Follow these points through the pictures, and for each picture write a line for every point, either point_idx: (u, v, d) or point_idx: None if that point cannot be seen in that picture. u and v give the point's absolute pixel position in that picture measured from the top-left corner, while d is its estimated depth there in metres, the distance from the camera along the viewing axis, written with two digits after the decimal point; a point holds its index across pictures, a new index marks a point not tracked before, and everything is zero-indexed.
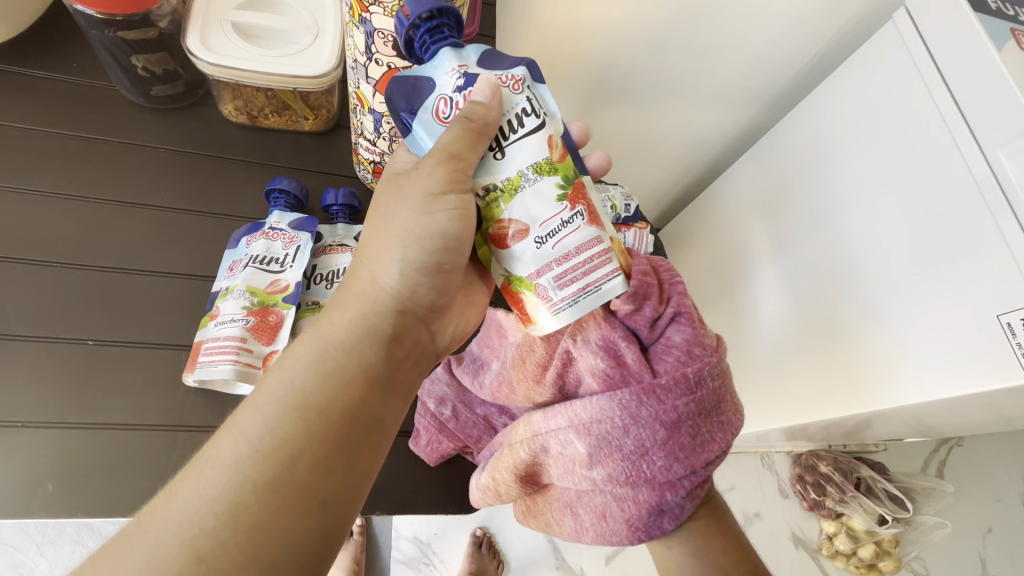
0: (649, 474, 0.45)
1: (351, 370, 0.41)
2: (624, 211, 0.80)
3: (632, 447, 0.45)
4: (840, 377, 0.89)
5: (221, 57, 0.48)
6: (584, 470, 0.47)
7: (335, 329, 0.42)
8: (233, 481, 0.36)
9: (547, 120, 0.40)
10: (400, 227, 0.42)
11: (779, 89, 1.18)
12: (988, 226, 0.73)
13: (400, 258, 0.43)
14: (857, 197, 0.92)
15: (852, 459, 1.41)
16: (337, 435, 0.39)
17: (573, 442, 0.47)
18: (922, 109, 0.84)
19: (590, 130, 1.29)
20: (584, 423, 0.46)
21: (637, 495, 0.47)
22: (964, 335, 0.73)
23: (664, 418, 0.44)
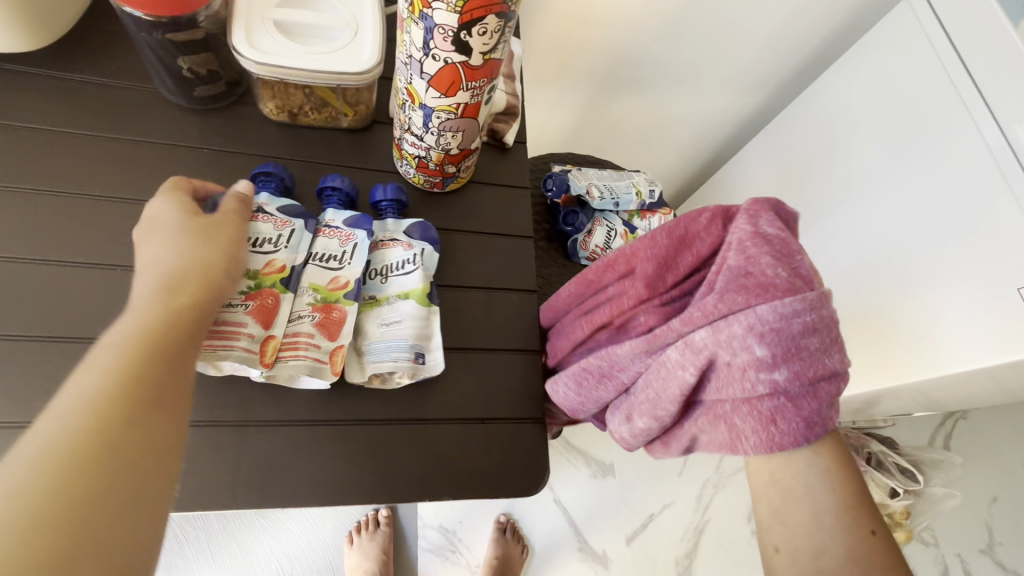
0: (805, 348, 0.43)
1: (152, 333, 0.38)
2: (649, 197, 0.81)
3: (796, 328, 0.43)
4: (861, 353, 0.90)
5: (267, 55, 0.48)
6: (759, 374, 0.43)
7: (122, 323, 0.39)
8: (51, 439, 0.31)
9: (282, 250, 0.51)
10: (185, 231, 0.46)
11: (788, 72, 1.20)
12: (1007, 198, 0.74)
13: (165, 253, 0.45)
14: (872, 178, 0.93)
15: (862, 434, 1.43)
16: (143, 388, 0.35)
17: (768, 374, 0.43)
18: (936, 86, 0.85)
19: (602, 117, 1.30)
20: (770, 327, 0.43)
21: (816, 392, 0.44)
22: (987, 305, 0.74)
23: (831, 320, 0.44)
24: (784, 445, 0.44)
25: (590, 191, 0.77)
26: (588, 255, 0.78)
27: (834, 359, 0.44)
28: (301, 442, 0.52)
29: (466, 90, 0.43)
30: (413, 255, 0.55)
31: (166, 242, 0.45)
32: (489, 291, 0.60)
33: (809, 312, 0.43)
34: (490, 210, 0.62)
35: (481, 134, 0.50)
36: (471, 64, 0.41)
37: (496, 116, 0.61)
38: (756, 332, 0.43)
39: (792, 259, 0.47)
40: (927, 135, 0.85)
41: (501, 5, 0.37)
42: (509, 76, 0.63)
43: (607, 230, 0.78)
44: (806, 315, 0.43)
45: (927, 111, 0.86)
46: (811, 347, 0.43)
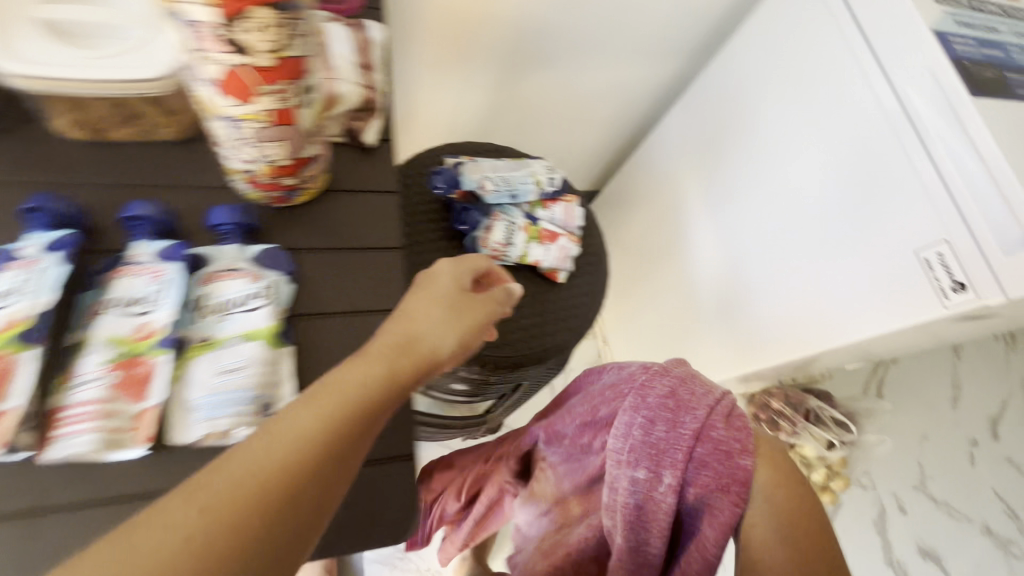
0: (660, 443, 0.50)
1: (379, 401, 0.34)
2: (549, 186, 0.77)
3: (637, 438, 0.51)
4: (786, 324, 0.91)
5: (31, 63, 0.39)
6: (658, 487, 0.49)
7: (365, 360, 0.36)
8: (301, 434, 0.30)
9: (24, 296, 0.37)
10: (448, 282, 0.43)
11: (697, 39, 1.17)
12: (901, 160, 0.74)
13: (444, 292, 0.42)
14: (783, 143, 0.92)
15: (801, 391, 1.35)
16: (331, 473, 0.31)
17: (659, 478, 0.49)
18: (833, 46, 0.83)
19: (514, 97, 1.24)
20: (623, 445, 0.52)
21: (704, 463, 0.48)
22: (889, 272, 0.75)
23: (664, 392, 0.52)
24: (728, 519, 0.47)
25: (483, 184, 0.71)
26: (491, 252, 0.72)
27: (691, 417, 0.50)
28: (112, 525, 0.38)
29: (265, 95, 0.36)
30: (261, 288, 0.44)
31: (438, 304, 0.41)
32: (349, 315, 0.48)
33: (639, 417, 0.52)
34: (348, 216, 0.51)
35: (310, 140, 0.44)
36: (260, 65, 0.34)
37: (350, 114, 0.54)
38: (624, 460, 0.51)
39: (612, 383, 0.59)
40: (831, 96, 0.83)
41: None
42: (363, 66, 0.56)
43: (507, 225, 0.74)
44: (636, 418, 0.52)
45: (828, 73, 0.84)
46: (662, 435, 0.50)
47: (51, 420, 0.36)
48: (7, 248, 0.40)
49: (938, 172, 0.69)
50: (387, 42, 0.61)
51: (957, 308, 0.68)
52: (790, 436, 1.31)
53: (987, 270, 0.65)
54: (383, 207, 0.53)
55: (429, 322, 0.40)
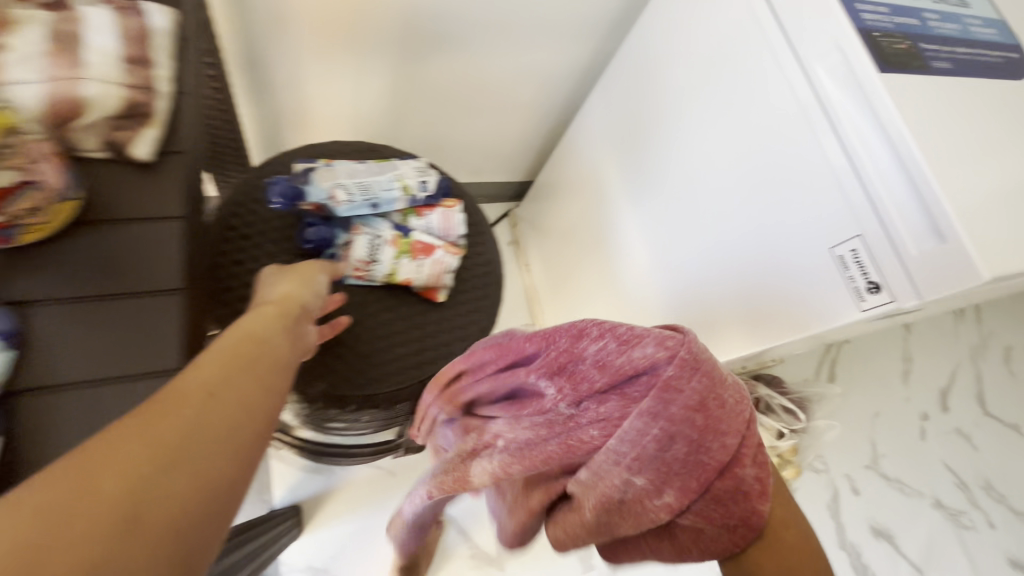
0: (676, 461, 0.46)
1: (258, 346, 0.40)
2: (420, 193, 0.66)
3: (653, 441, 0.47)
4: (706, 328, 0.84)
5: None
6: (653, 502, 0.47)
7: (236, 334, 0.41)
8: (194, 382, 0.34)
9: None
10: (278, 282, 0.54)
11: (612, 15, 1.08)
12: (813, 149, 0.66)
13: (286, 286, 0.53)
14: (698, 129, 0.83)
15: (749, 379, 1.12)
16: (235, 406, 0.34)
17: (663, 491, 0.47)
18: (741, 21, 0.75)
19: (417, 86, 1.12)
20: (642, 453, 0.47)
21: (716, 485, 0.46)
22: (804, 274, 0.68)
23: (694, 400, 0.47)
24: (717, 551, 0.47)
25: (335, 194, 0.61)
26: (355, 271, 0.64)
27: (718, 445, 0.46)
28: None
29: None
30: None
31: (276, 283, 0.53)
32: (99, 385, 0.39)
33: (685, 424, 0.46)
34: (109, 255, 0.41)
35: None
36: None
37: (112, 122, 0.43)
38: (624, 464, 0.48)
39: (628, 352, 0.51)
40: (741, 77, 0.75)
41: None
42: (132, 61, 0.45)
43: (371, 239, 0.64)
44: (653, 428, 0.47)
45: (737, 50, 0.75)
46: (678, 452, 0.46)
47: None
48: None
49: (850, 162, 0.62)
50: (176, 29, 0.49)
51: (873, 311, 0.61)
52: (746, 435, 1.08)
53: (902, 270, 0.58)
54: (161, 241, 0.43)
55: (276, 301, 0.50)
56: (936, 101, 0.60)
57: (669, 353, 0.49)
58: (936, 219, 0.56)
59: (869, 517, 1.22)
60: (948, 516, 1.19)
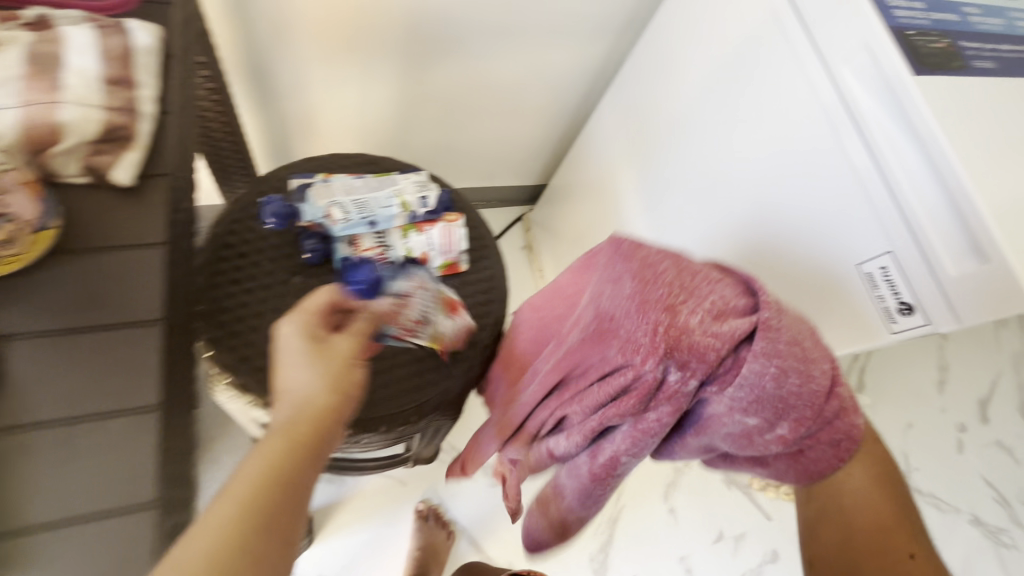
0: (793, 401, 0.48)
1: (305, 460, 0.34)
2: (420, 208, 0.64)
3: (774, 387, 0.48)
4: None
5: None
6: (766, 435, 0.50)
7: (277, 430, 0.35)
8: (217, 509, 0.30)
9: None
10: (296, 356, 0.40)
11: (627, 13, 1.03)
12: (838, 157, 0.61)
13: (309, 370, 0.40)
14: (714, 133, 0.78)
15: None
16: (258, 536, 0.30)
17: (776, 426, 0.49)
18: (761, 19, 0.70)
19: (426, 90, 1.10)
20: (755, 401, 0.49)
21: (827, 420, 0.50)
22: (828, 289, 0.64)
23: (791, 338, 0.48)
24: (824, 468, 0.52)
25: (330, 212, 0.59)
26: (400, 332, 0.60)
27: (824, 376, 0.49)
28: None
29: None
30: None
31: (309, 371, 0.39)
32: (70, 424, 0.36)
33: (795, 365, 0.48)
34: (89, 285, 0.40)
35: None
36: None
37: (92, 146, 0.41)
38: (742, 409, 0.49)
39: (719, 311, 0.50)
40: (761, 78, 0.70)
41: None
42: (112, 81, 0.43)
43: (424, 299, 0.61)
44: (768, 366, 0.47)
45: (757, 51, 0.71)
46: (796, 389, 0.48)
47: None
48: None
49: (881, 175, 0.57)
50: (162, 45, 0.47)
51: (904, 334, 0.57)
52: None
53: (937, 291, 0.53)
54: (140, 269, 0.41)
55: (301, 387, 0.38)
56: (978, 105, 0.55)
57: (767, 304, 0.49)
58: (979, 240, 0.51)
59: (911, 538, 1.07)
60: (986, 534, 1.10)
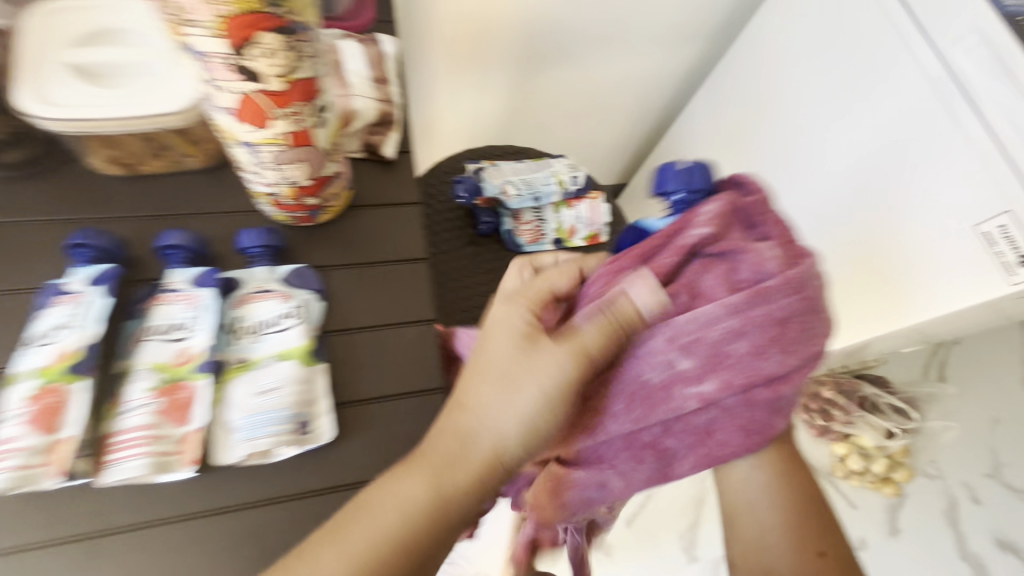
0: (729, 359, 0.36)
1: (435, 522, 0.36)
2: (572, 184, 0.75)
3: (740, 348, 0.36)
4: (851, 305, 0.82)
5: (67, 109, 0.41)
6: (685, 389, 0.37)
7: (421, 473, 0.37)
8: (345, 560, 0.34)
9: (70, 333, 0.38)
10: (507, 369, 0.38)
11: (718, 22, 1.10)
12: (949, 128, 0.67)
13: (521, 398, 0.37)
14: (815, 117, 0.85)
15: (852, 378, 1.11)
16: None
17: (700, 382, 0.37)
18: (867, 16, 0.77)
19: (531, 96, 1.17)
20: (681, 335, 0.37)
21: (750, 400, 0.37)
22: (943, 247, 0.68)
23: (777, 314, 0.36)
24: (726, 456, 0.39)
25: (506, 189, 0.71)
26: None
27: (774, 360, 0.36)
28: (164, 547, 0.38)
29: (281, 118, 0.36)
30: (292, 308, 0.44)
31: (519, 394, 0.37)
32: (378, 329, 0.48)
33: (768, 327, 0.36)
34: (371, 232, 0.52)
35: (330, 158, 0.44)
36: (272, 91, 0.34)
37: (368, 128, 0.54)
38: (674, 341, 0.37)
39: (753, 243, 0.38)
40: (865, 64, 0.77)
41: (280, 20, 0.30)
42: (377, 80, 0.56)
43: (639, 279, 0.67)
44: (724, 321, 0.36)
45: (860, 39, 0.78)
46: (737, 351, 0.36)
47: (102, 445, 0.38)
48: (55, 284, 0.41)
49: (992, 138, 0.63)
50: (399, 53, 0.60)
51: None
52: (843, 427, 1.08)
53: None
54: (405, 222, 0.53)
55: (500, 419, 0.37)
56: None
57: (783, 276, 0.36)
58: None
59: (997, 529, 1.09)
60: None
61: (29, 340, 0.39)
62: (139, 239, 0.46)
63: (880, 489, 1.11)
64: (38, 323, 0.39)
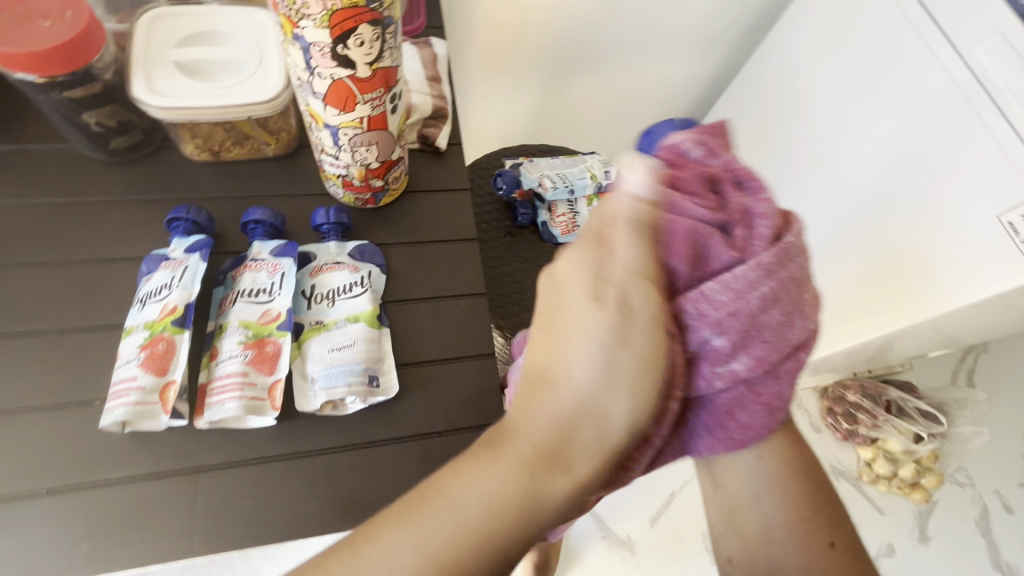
0: (765, 332, 0.30)
1: (522, 526, 0.28)
2: (605, 179, 0.79)
3: (777, 318, 0.30)
4: (878, 296, 0.77)
5: (171, 98, 0.46)
6: (711, 369, 0.32)
7: (504, 463, 0.28)
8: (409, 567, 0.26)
9: (175, 290, 0.43)
10: (596, 322, 0.29)
11: (740, 32, 1.14)
12: (975, 129, 0.64)
13: (619, 365, 0.29)
14: (834, 112, 0.83)
15: (878, 382, 1.12)
16: None
17: (732, 365, 0.31)
18: (885, 15, 0.75)
19: (559, 102, 1.21)
20: (719, 313, 0.30)
21: (778, 374, 0.32)
22: (965, 241, 0.65)
23: (798, 273, 0.31)
24: (755, 432, 0.35)
25: (543, 182, 0.75)
26: None
27: (799, 327, 0.31)
28: (248, 484, 0.42)
29: (363, 103, 0.41)
30: (360, 278, 0.49)
31: (622, 337, 0.29)
32: (436, 300, 0.52)
33: (795, 289, 0.31)
34: (428, 213, 0.56)
35: (398, 143, 0.48)
36: (359, 77, 0.39)
37: (424, 121, 0.60)
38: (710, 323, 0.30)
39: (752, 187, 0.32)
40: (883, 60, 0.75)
41: (373, 13, 0.35)
42: (432, 79, 0.62)
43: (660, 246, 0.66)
44: (762, 285, 0.30)
45: (877, 33, 0.76)
46: (774, 325, 0.30)
47: (202, 391, 0.43)
48: (160, 253, 0.47)
49: (1014, 130, 0.61)
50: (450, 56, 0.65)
51: None
52: (868, 432, 1.05)
53: None
54: (457, 206, 0.58)
55: (596, 391, 0.29)
56: None
57: (791, 227, 0.31)
58: None
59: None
60: None
61: (141, 298, 0.44)
62: (225, 216, 0.51)
63: (908, 495, 1.05)
64: (147, 285, 0.44)
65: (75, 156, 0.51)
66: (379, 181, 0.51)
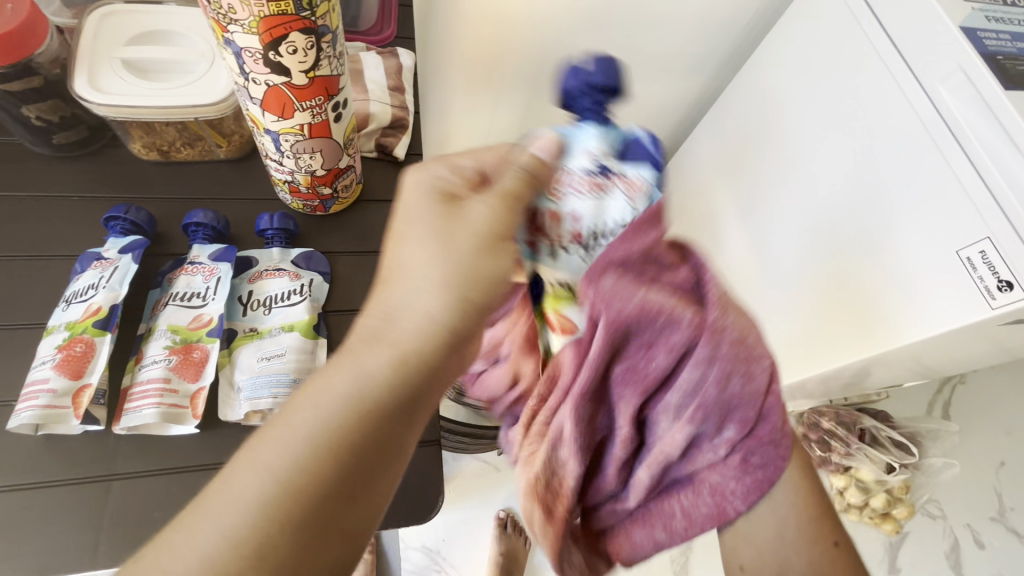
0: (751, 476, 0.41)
1: (386, 407, 0.30)
2: None
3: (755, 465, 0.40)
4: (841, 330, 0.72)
5: (113, 96, 0.45)
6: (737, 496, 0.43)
7: (367, 347, 0.32)
8: (294, 457, 0.28)
9: (101, 291, 0.43)
10: (408, 212, 0.37)
11: (723, 55, 1.14)
12: (940, 168, 0.61)
13: (421, 233, 0.35)
14: (803, 136, 0.79)
15: (853, 410, 1.08)
16: (345, 477, 0.28)
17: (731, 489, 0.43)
18: (851, 41, 0.72)
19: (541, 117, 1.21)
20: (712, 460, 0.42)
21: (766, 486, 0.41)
22: (927, 277, 0.62)
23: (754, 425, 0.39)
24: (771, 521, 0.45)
25: None
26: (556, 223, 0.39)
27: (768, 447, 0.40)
28: (164, 494, 0.41)
29: (302, 110, 0.41)
30: (299, 286, 0.49)
31: (416, 220, 0.36)
32: None
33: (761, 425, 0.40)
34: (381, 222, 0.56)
35: (346, 152, 0.48)
36: (295, 84, 0.39)
37: (382, 130, 0.59)
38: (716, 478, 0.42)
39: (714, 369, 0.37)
40: (848, 85, 0.72)
41: (303, 20, 0.35)
42: (394, 89, 0.61)
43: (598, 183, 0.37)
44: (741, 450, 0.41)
45: (844, 57, 0.73)
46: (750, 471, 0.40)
47: (122, 395, 0.42)
48: (94, 252, 0.46)
49: (972, 165, 0.58)
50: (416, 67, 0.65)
51: (1005, 310, 0.55)
52: (842, 460, 1.02)
53: None
54: None
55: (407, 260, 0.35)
56: None
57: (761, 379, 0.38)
58: None
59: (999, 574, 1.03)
60: None
61: (67, 297, 0.43)
62: (169, 216, 0.51)
63: (879, 524, 1.05)
64: (76, 284, 0.44)
65: (19, 151, 0.50)
66: (326, 190, 0.50)
